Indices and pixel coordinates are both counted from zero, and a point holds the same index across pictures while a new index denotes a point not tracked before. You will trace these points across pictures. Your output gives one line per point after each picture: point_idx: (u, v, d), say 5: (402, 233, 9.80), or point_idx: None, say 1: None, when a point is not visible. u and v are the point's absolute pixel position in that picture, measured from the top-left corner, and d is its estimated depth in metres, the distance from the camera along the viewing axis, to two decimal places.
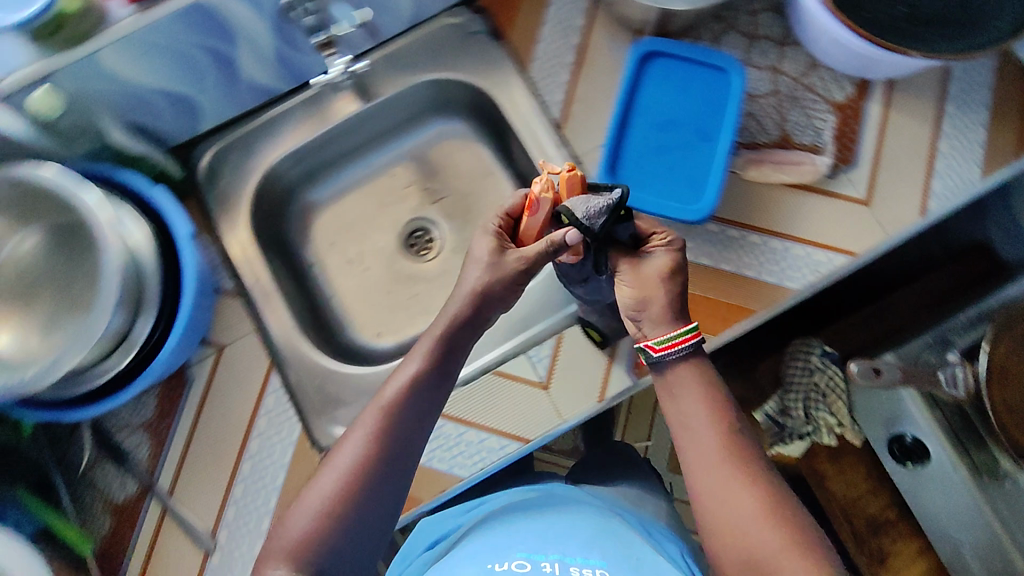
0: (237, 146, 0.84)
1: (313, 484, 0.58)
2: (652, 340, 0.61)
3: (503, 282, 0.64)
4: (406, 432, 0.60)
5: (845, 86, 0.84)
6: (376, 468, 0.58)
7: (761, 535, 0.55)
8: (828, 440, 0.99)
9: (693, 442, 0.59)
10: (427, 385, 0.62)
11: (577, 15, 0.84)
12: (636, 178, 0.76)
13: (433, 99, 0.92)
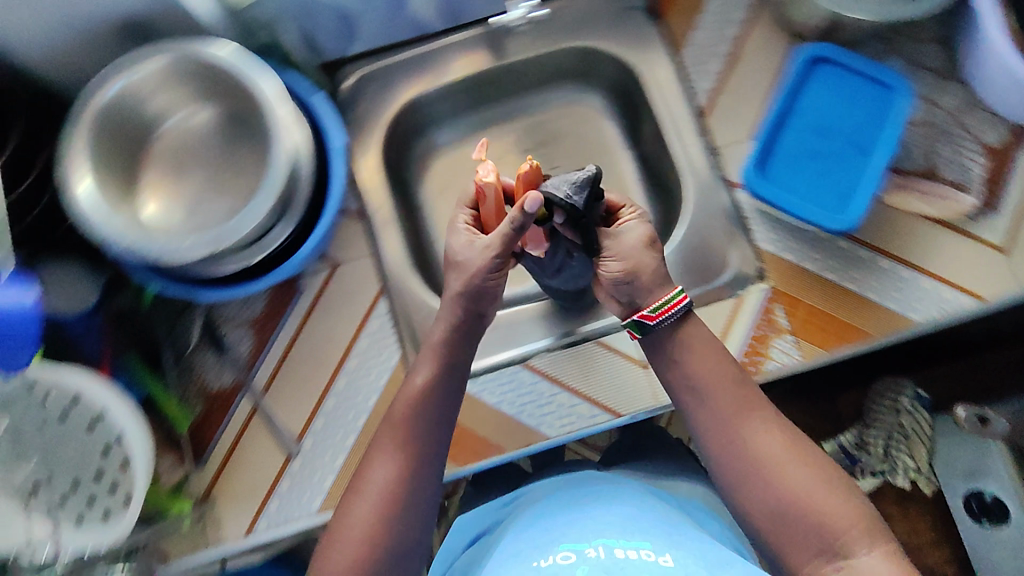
0: (384, 73, 0.90)
1: (346, 509, 0.58)
2: (647, 309, 0.61)
3: (486, 272, 0.62)
4: (426, 442, 0.60)
5: (1000, 131, 0.81)
6: (405, 487, 0.58)
7: (790, 477, 0.56)
8: (901, 482, 0.93)
9: (708, 396, 0.60)
10: (439, 386, 0.62)
11: (739, 10, 0.86)
12: (780, 177, 0.76)
13: (575, 68, 0.94)
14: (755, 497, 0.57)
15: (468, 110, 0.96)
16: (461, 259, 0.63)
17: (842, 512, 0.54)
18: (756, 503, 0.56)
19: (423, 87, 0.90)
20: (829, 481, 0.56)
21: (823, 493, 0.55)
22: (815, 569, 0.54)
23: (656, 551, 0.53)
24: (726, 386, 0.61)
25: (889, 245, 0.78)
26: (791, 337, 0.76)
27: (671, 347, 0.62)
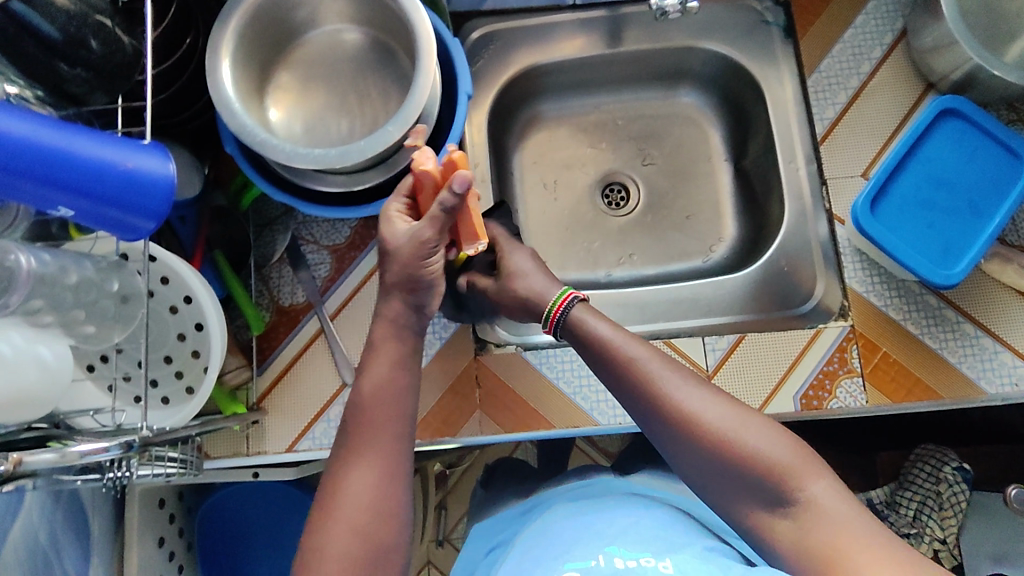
0: (510, 34, 0.90)
1: (314, 530, 0.49)
2: (546, 305, 0.63)
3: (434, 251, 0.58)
4: (386, 425, 0.54)
5: None
6: (379, 464, 0.51)
7: (717, 426, 0.51)
8: (925, 551, 0.88)
9: (621, 365, 0.57)
10: (394, 371, 0.57)
11: (875, 48, 0.85)
12: (891, 222, 0.75)
13: (693, 71, 0.94)
14: (693, 462, 0.51)
15: (577, 89, 0.96)
16: (396, 246, 0.59)
17: (778, 449, 0.50)
18: (697, 466, 0.51)
19: (540, 56, 0.90)
20: (756, 421, 0.51)
21: (760, 434, 0.50)
22: (766, 520, 0.49)
23: (658, 558, 0.49)
24: (636, 355, 0.57)
25: (978, 310, 0.77)
26: (860, 379, 0.76)
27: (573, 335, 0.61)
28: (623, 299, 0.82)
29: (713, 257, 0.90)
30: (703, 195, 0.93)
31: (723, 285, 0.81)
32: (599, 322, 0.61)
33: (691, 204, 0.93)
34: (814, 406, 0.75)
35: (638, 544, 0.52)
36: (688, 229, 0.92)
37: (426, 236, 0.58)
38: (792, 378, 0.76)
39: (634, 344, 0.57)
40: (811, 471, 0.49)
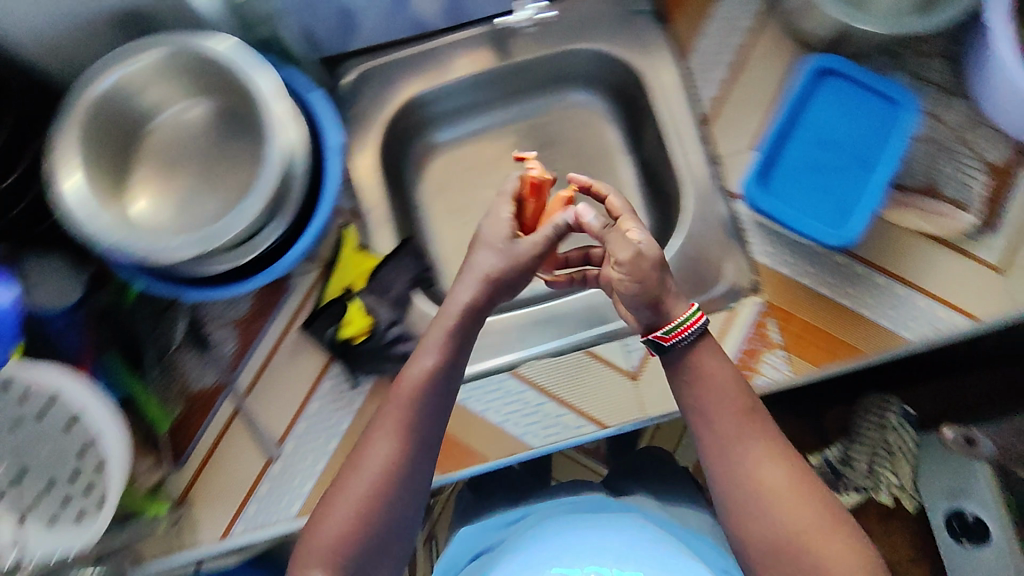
0: (383, 71, 0.87)
1: (334, 490, 0.58)
2: (662, 329, 0.60)
3: (516, 268, 0.61)
4: (429, 425, 0.59)
5: (1002, 149, 0.81)
6: (407, 457, 0.58)
7: (790, 519, 0.56)
8: (885, 499, 0.95)
9: (719, 426, 0.59)
10: (451, 368, 0.60)
11: (745, 16, 0.85)
12: (775, 192, 0.75)
13: (577, 71, 0.93)
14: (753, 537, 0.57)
15: (467, 110, 0.95)
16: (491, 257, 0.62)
17: (808, 520, 0.56)
18: (752, 540, 0.57)
19: (424, 85, 0.88)
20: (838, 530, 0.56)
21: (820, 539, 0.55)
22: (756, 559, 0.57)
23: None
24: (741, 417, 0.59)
25: (887, 261, 0.78)
26: (783, 351, 0.76)
27: (687, 364, 0.61)
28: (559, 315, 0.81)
29: None
30: (612, 192, 0.93)
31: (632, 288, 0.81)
32: (715, 362, 0.61)
33: None
34: None
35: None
36: None
37: (521, 253, 0.62)
38: None
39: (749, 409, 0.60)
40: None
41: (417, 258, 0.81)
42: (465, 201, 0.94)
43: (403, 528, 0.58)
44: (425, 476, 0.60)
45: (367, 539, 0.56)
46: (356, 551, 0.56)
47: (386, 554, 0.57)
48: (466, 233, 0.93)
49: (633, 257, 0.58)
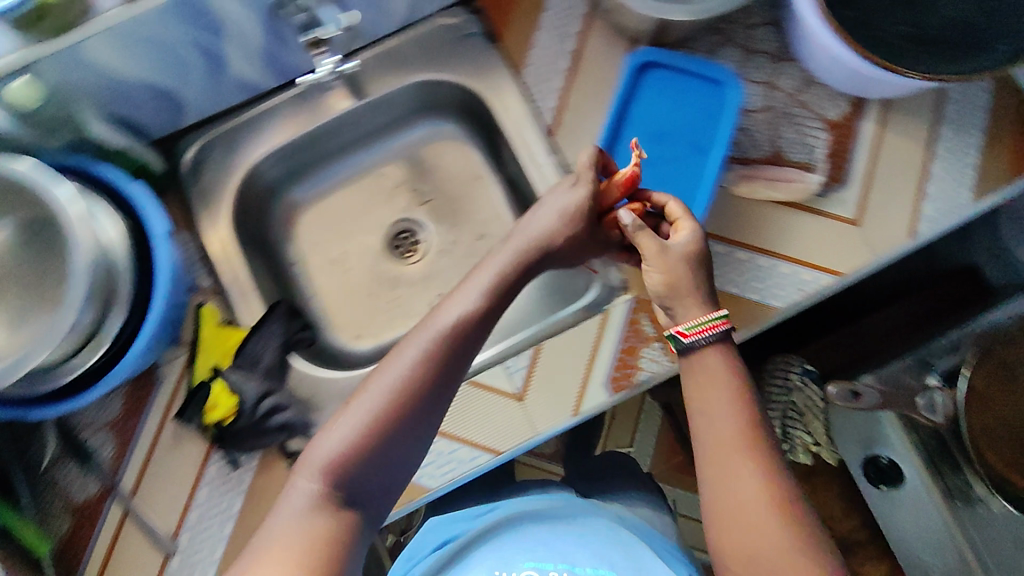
0: (222, 141, 0.85)
1: (349, 404, 0.61)
2: (683, 327, 0.66)
3: (565, 242, 0.71)
4: (453, 368, 0.63)
5: (840, 104, 0.81)
6: (426, 387, 0.62)
7: (756, 531, 0.58)
8: (804, 458, 0.97)
9: (710, 433, 0.63)
10: (478, 323, 0.66)
11: (572, 23, 0.82)
12: (656, 182, 0.75)
13: (423, 102, 0.92)
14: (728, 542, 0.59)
15: (323, 160, 0.93)
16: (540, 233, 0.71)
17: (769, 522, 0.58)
18: (727, 545, 0.60)
19: (270, 148, 0.87)
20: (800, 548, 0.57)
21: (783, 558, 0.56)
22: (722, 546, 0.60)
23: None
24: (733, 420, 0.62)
25: (744, 235, 0.79)
26: (659, 344, 0.77)
27: (697, 366, 0.65)
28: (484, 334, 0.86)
29: None
30: (484, 218, 0.95)
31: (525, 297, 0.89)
32: (723, 364, 0.65)
33: (478, 224, 0.96)
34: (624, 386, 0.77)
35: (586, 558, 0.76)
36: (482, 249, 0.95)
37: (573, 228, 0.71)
38: (597, 370, 0.78)
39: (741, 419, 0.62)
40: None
41: (283, 322, 0.80)
42: (342, 248, 0.95)
43: (404, 452, 0.61)
44: (432, 420, 0.63)
45: (365, 464, 0.59)
46: (353, 471, 0.59)
47: (376, 487, 0.60)
48: (350, 281, 0.94)
49: (658, 254, 0.67)
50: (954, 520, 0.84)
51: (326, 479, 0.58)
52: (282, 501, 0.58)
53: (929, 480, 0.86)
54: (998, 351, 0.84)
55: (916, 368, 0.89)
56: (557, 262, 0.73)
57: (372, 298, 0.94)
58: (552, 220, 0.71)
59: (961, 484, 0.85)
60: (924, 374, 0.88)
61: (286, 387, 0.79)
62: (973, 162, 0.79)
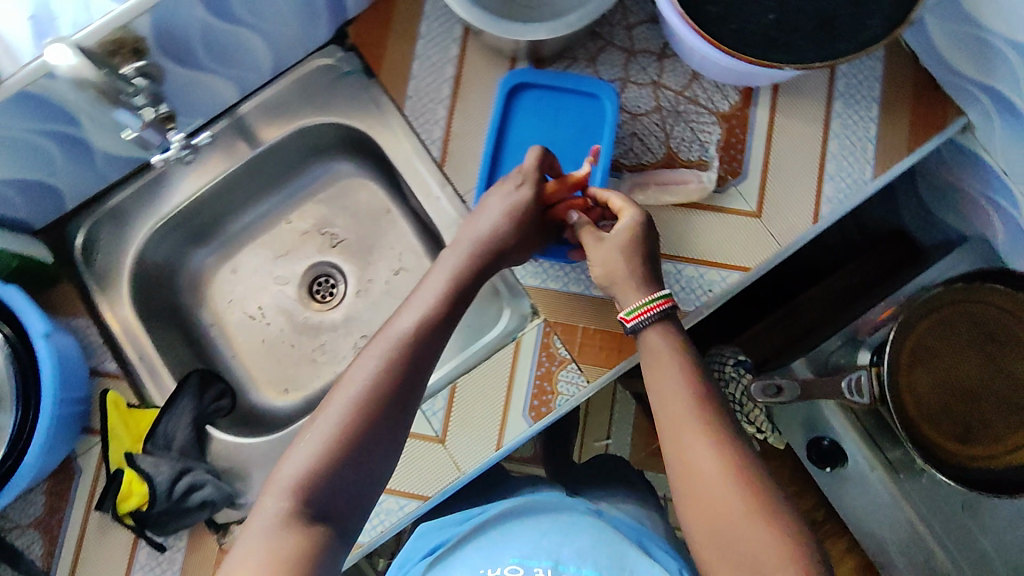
0: (111, 219, 0.83)
1: (310, 424, 0.57)
2: (625, 310, 0.67)
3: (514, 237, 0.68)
4: (416, 368, 0.60)
5: (729, 94, 0.79)
6: (385, 392, 0.58)
7: (716, 497, 0.54)
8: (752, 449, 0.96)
9: (668, 406, 0.60)
10: (439, 322, 0.63)
11: (449, 46, 0.80)
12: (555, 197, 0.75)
13: (317, 145, 0.90)
14: (693, 516, 0.55)
15: (225, 218, 0.91)
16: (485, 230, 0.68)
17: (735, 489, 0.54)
18: (694, 518, 0.55)
19: (160, 218, 0.85)
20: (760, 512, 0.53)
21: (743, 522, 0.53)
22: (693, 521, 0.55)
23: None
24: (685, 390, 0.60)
25: None
26: (575, 365, 0.76)
27: (653, 346, 0.64)
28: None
29: None
30: (397, 250, 0.93)
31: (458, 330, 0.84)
32: (664, 345, 0.64)
33: (391, 259, 0.93)
34: (544, 413, 0.76)
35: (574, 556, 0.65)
36: (402, 284, 0.92)
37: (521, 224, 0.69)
38: (515, 400, 0.76)
39: (692, 389, 0.60)
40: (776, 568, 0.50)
41: (195, 396, 0.80)
42: (259, 303, 0.93)
43: (374, 463, 0.56)
44: (401, 425, 0.59)
45: (334, 476, 0.54)
46: (322, 488, 0.53)
47: (349, 503, 0.55)
48: (271, 334, 0.93)
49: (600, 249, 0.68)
50: (901, 495, 0.85)
51: (294, 496, 0.52)
52: (248, 530, 0.53)
53: (871, 456, 0.86)
54: (915, 328, 0.81)
55: (848, 345, 0.89)
56: (510, 261, 0.70)
57: (296, 350, 0.92)
58: (501, 210, 0.69)
59: (901, 456, 0.85)
60: (856, 351, 0.87)
61: (206, 461, 0.80)
62: (872, 136, 0.77)
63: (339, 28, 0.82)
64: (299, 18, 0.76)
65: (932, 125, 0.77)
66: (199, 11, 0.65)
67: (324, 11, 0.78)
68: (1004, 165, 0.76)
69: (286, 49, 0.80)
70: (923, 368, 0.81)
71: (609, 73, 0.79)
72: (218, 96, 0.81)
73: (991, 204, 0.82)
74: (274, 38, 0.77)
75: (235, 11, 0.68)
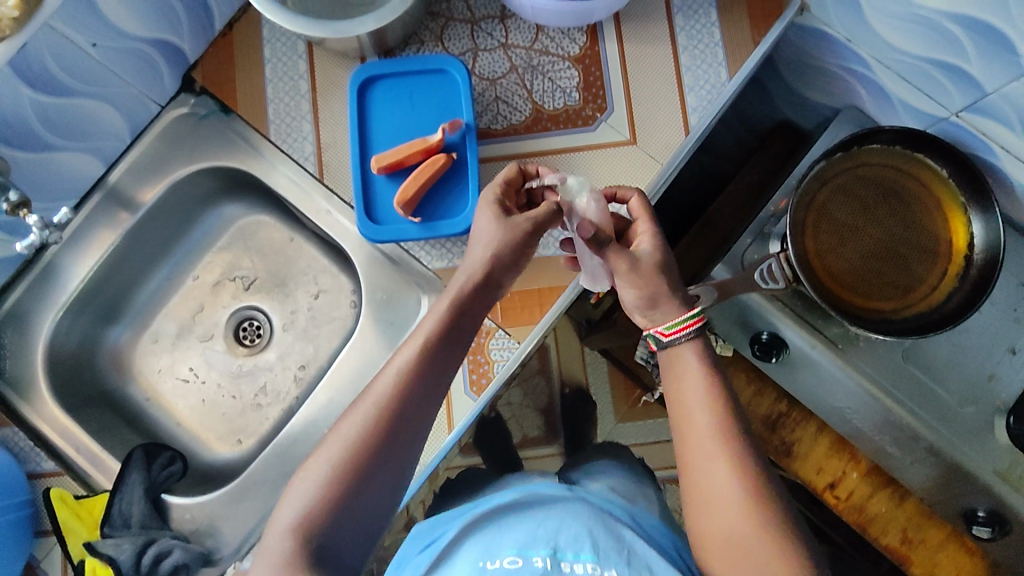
0: (10, 322, 0.81)
1: (304, 467, 0.56)
2: (662, 326, 0.63)
3: (511, 247, 0.65)
4: (412, 416, 0.58)
5: (576, 37, 0.80)
6: (383, 435, 0.56)
7: (731, 518, 0.57)
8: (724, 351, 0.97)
9: (688, 410, 0.62)
10: (431, 366, 0.60)
11: (297, 62, 0.80)
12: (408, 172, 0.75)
13: (199, 194, 0.89)
14: (710, 527, 0.59)
15: (130, 290, 0.90)
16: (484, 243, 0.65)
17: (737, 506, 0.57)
18: (704, 521, 0.59)
19: (60, 307, 0.83)
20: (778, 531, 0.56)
21: (758, 538, 0.56)
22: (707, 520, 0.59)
23: (602, 567, 0.54)
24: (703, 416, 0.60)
25: None
26: (502, 331, 0.77)
27: (690, 357, 0.63)
28: (334, 380, 0.82)
29: (345, 330, 0.90)
30: (308, 273, 0.92)
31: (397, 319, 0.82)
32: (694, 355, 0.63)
33: (308, 285, 0.92)
34: (484, 384, 0.76)
35: (573, 538, 0.57)
36: (323, 306, 0.91)
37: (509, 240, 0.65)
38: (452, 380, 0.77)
39: (717, 408, 0.61)
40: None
41: (143, 469, 0.79)
42: (190, 365, 0.92)
43: (376, 502, 0.56)
44: (401, 466, 0.57)
45: (333, 516, 0.54)
46: (320, 530, 0.53)
47: (352, 543, 0.55)
48: (208, 391, 0.91)
49: (632, 267, 0.64)
50: (847, 366, 0.86)
51: (296, 535, 0.52)
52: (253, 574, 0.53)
53: (809, 337, 0.86)
54: (815, 200, 0.84)
55: (758, 241, 0.88)
56: (513, 271, 0.67)
57: (238, 400, 0.91)
58: (483, 255, 0.65)
59: (839, 330, 0.86)
60: (766, 245, 0.87)
61: (170, 529, 0.78)
62: (718, 40, 0.79)
63: (184, 74, 0.82)
64: (138, 71, 0.77)
65: (769, 14, 0.79)
66: (24, 91, 0.68)
67: (162, 59, 0.78)
68: (846, 34, 0.80)
69: (136, 106, 0.80)
70: (830, 236, 0.84)
71: (458, 47, 0.80)
72: (81, 167, 0.80)
73: (849, 73, 0.85)
74: (117, 97, 0.77)
75: (65, 83, 0.71)
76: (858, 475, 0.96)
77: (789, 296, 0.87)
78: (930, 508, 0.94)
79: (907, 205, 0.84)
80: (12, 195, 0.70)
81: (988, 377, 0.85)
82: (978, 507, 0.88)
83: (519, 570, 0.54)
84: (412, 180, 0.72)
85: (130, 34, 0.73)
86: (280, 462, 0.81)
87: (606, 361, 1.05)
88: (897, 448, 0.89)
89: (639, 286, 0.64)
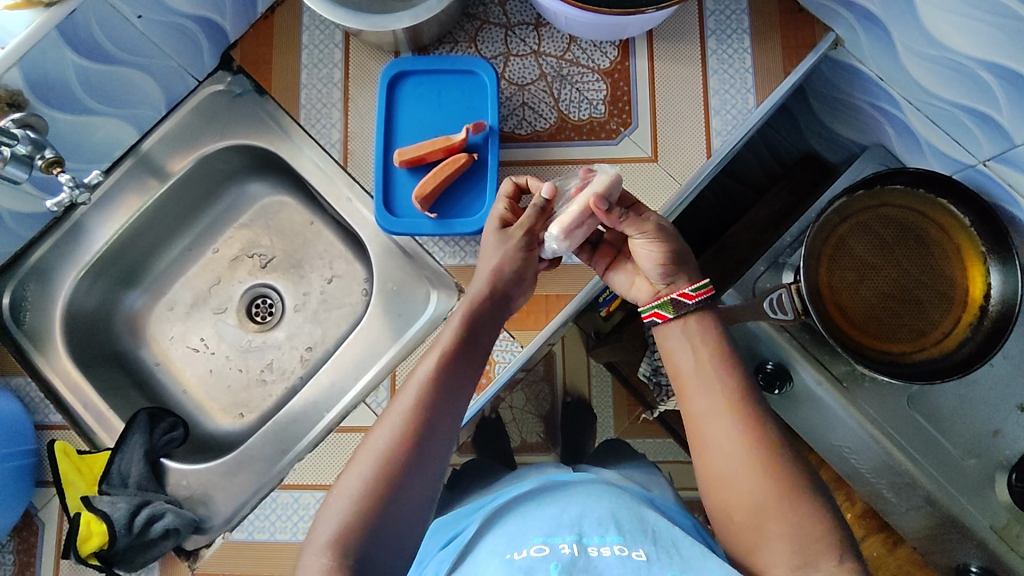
0: (33, 277, 0.84)
1: (335, 486, 0.58)
2: (688, 288, 0.66)
3: (513, 261, 0.67)
4: (439, 424, 0.60)
5: (607, 50, 0.81)
6: (413, 445, 0.58)
7: (756, 491, 0.57)
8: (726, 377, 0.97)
9: (698, 386, 0.63)
10: (454, 372, 0.63)
11: (333, 50, 0.82)
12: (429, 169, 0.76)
13: (227, 169, 0.91)
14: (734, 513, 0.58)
15: (151, 257, 0.93)
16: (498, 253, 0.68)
17: (758, 478, 0.57)
18: (729, 501, 0.59)
19: (82, 266, 0.85)
20: (802, 505, 0.56)
21: (783, 512, 0.56)
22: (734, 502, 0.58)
23: (629, 548, 0.54)
24: (718, 388, 0.62)
25: None
26: (506, 333, 0.78)
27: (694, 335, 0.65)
28: (338, 365, 0.84)
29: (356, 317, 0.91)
30: (325, 257, 0.94)
31: (407, 310, 0.83)
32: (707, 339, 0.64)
33: (322, 269, 0.94)
34: (483, 383, 0.77)
35: (598, 524, 0.57)
36: (336, 291, 0.93)
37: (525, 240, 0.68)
38: None
39: (728, 384, 0.62)
40: (810, 557, 0.54)
41: (146, 432, 0.81)
42: (201, 336, 0.94)
43: (411, 514, 0.57)
44: (433, 473, 0.59)
45: (368, 529, 0.55)
46: (360, 544, 0.54)
47: (391, 554, 0.55)
48: (216, 362, 0.93)
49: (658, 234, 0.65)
50: (850, 404, 0.86)
51: (331, 552, 0.53)
52: None
53: (815, 371, 0.86)
54: (834, 238, 0.85)
55: (771, 271, 0.88)
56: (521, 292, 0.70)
57: (244, 374, 0.92)
58: (496, 263, 0.67)
59: (845, 369, 0.86)
60: (778, 275, 0.87)
61: (165, 492, 0.80)
62: (749, 67, 0.79)
63: (223, 53, 0.84)
64: (179, 45, 0.79)
65: (802, 45, 0.79)
66: (69, 55, 0.71)
67: (203, 37, 0.80)
68: (879, 72, 0.80)
69: (173, 79, 0.82)
70: (843, 273, 0.85)
71: (491, 49, 0.81)
72: (116, 133, 0.82)
73: (879, 111, 0.85)
74: (156, 69, 0.80)
75: (108, 52, 0.74)
76: (853, 516, 0.97)
77: (797, 329, 0.87)
78: (923, 559, 0.96)
79: (928, 248, 0.83)
80: (47, 153, 0.72)
81: (993, 432, 0.84)
82: (972, 562, 0.88)
83: (547, 558, 0.53)
84: (433, 177, 0.73)
85: (175, 10, 0.75)
86: (278, 439, 0.83)
87: (612, 376, 1.04)
88: (894, 493, 0.89)
89: (663, 242, 0.66)
